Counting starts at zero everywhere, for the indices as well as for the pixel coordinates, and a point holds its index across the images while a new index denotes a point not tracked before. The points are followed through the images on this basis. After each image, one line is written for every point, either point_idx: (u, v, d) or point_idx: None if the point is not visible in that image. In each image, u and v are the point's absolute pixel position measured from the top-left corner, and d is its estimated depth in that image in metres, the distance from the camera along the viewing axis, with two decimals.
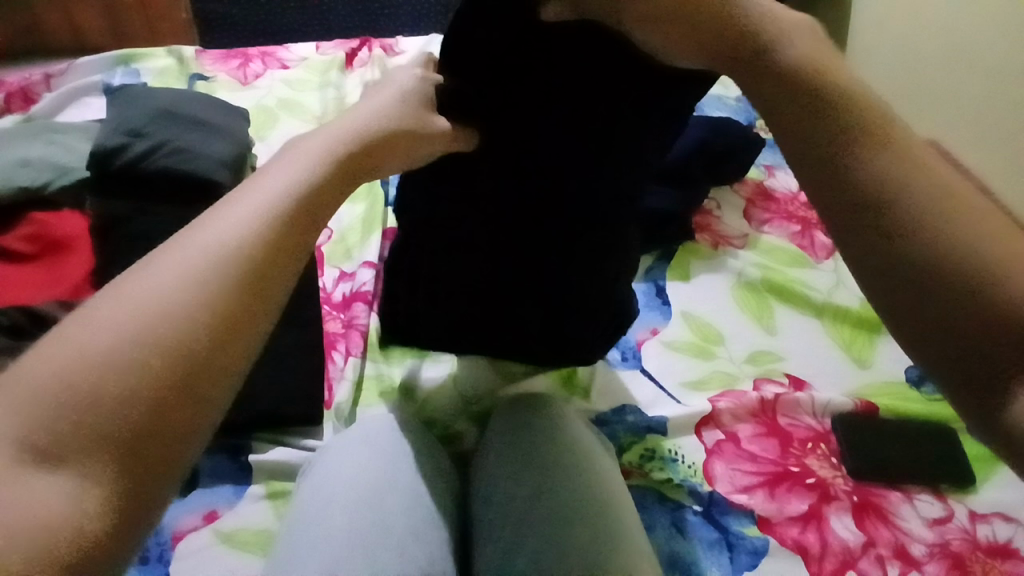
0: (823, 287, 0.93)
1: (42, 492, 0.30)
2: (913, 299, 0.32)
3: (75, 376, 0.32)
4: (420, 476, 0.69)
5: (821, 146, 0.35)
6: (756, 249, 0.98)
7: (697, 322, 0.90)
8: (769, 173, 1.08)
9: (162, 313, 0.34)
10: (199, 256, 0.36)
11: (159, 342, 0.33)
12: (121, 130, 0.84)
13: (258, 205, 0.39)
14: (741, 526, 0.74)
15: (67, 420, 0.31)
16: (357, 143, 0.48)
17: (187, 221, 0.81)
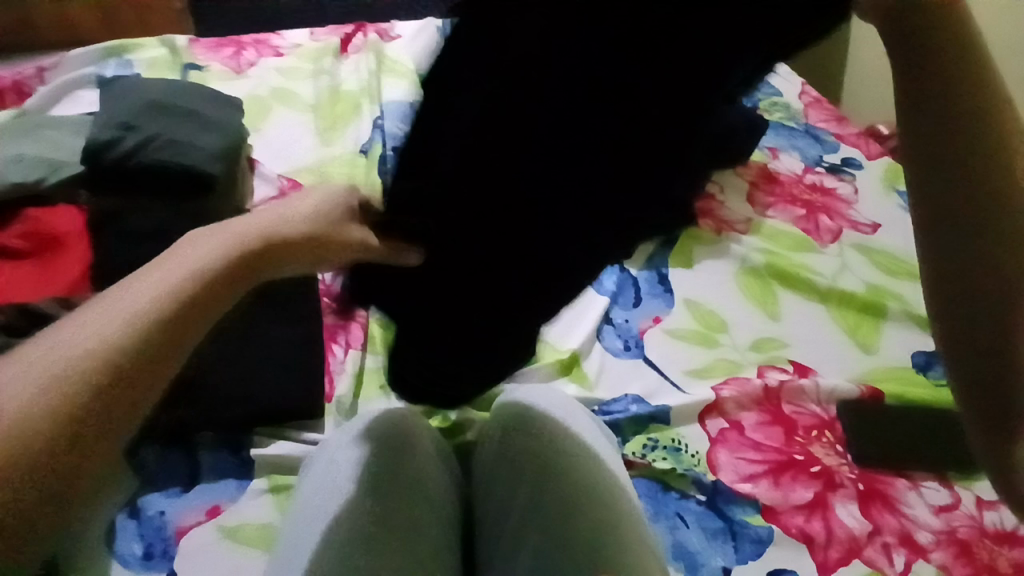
0: (828, 272, 0.92)
1: None
2: (977, 335, 0.44)
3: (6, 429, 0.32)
4: (426, 465, 0.69)
5: (992, 179, 0.41)
6: (761, 234, 0.96)
7: (701, 309, 0.89)
8: (773, 155, 1.06)
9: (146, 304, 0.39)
10: (128, 297, 0.39)
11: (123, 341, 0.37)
12: (114, 123, 0.83)
13: (157, 281, 0.41)
14: (746, 515, 0.73)
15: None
16: (255, 240, 0.46)
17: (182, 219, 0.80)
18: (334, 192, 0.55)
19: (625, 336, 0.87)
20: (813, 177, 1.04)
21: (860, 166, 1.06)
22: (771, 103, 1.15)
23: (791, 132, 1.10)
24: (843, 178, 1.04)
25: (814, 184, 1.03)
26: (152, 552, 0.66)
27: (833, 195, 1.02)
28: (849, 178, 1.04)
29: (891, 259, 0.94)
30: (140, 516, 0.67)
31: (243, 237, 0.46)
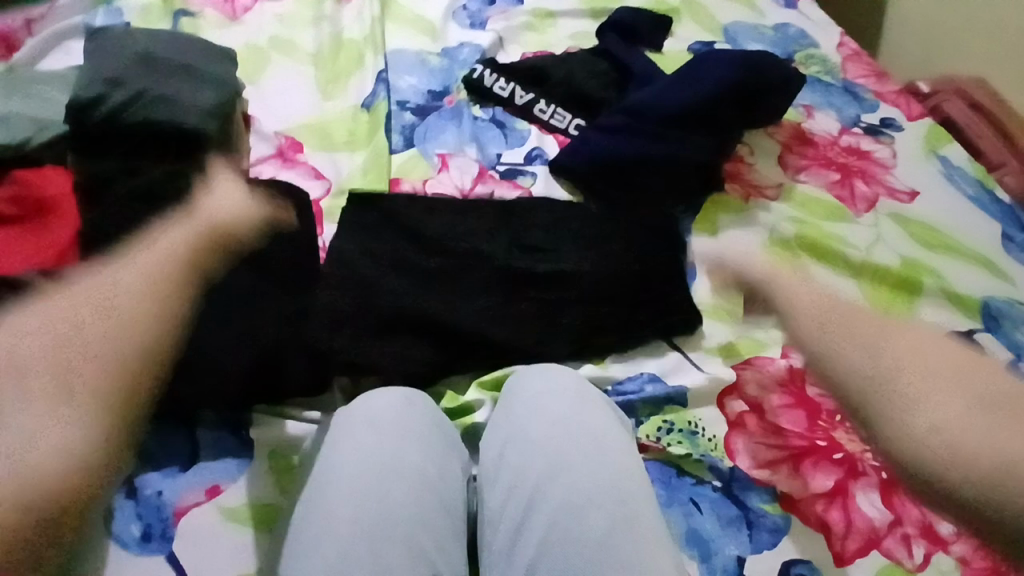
0: (860, 244, 0.87)
1: (51, 449, 0.51)
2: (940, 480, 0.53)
3: (83, 367, 0.55)
4: (429, 450, 0.65)
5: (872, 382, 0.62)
6: (790, 200, 0.92)
7: (725, 283, 0.84)
8: (807, 113, 1.02)
9: (144, 301, 0.59)
10: (127, 281, 0.61)
11: (142, 340, 0.58)
12: (99, 78, 0.78)
13: (147, 270, 0.62)
14: (762, 502, 0.70)
15: (74, 401, 0.53)
16: (208, 233, 0.64)
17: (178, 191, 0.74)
18: (220, 202, 0.67)
19: None
20: (849, 138, 0.99)
21: (899, 127, 1.01)
22: (807, 55, 1.10)
23: (827, 89, 1.06)
24: (881, 140, 0.99)
25: (850, 146, 0.98)
26: (150, 533, 0.64)
27: (869, 158, 0.97)
28: (888, 141, 0.99)
29: (926, 231, 0.89)
30: (138, 498, 0.66)
31: (197, 231, 0.64)
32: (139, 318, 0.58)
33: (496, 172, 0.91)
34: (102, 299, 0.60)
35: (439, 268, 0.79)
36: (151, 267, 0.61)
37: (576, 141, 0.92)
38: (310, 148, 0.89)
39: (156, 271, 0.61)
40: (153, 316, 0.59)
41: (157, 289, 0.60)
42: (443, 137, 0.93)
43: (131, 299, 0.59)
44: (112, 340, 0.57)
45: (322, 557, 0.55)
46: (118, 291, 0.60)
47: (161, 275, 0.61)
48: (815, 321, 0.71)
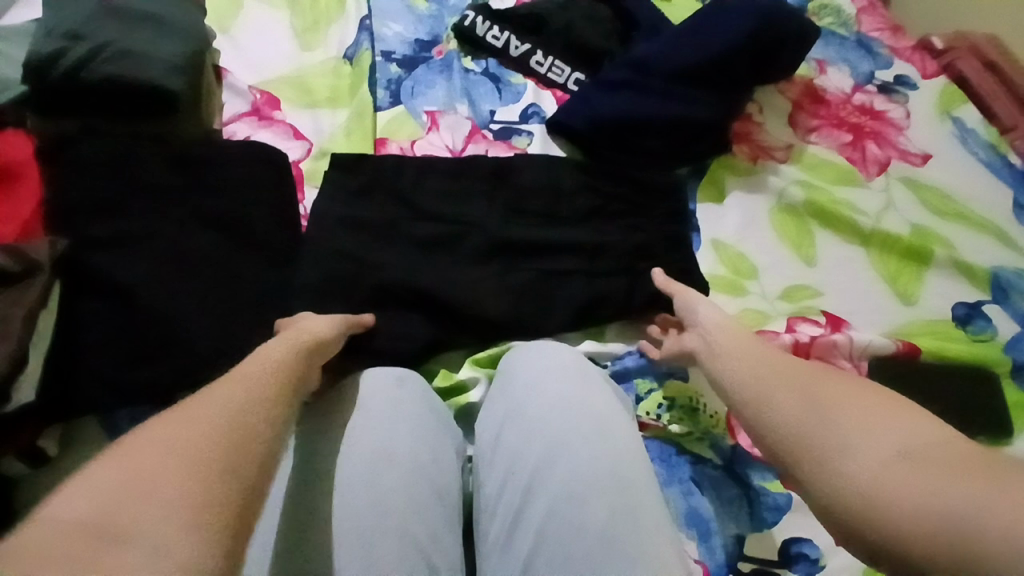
0: (870, 211, 0.85)
1: (178, 531, 0.33)
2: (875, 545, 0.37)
3: (242, 420, 0.40)
4: (423, 436, 0.62)
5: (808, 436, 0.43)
6: (800, 163, 0.88)
7: (730, 252, 0.81)
8: (820, 69, 0.97)
9: (252, 391, 0.43)
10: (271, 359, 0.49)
11: (259, 410, 0.42)
12: (57, 31, 0.70)
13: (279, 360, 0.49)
14: (764, 480, 0.69)
15: (214, 478, 0.36)
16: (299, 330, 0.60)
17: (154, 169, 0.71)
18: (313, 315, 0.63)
19: None
20: (862, 96, 0.95)
21: (914, 86, 0.96)
22: (820, 5, 1.05)
23: (841, 43, 1.00)
24: (895, 99, 0.94)
25: (863, 105, 0.94)
26: None
27: (882, 118, 0.93)
28: (901, 100, 0.95)
29: (936, 197, 0.86)
30: None
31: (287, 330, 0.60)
32: (262, 385, 0.44)
33: (489, 131, 0.85)
34: (248, 379, 0.44)
35: (431, 238, 0.75)
36: (273, 364, 0.48)
37: (575, 97, 0.87)
38: (289, 105, 0.82)
39: (266, 378, 0.46)
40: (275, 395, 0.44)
41: (279, 376, 0.46)
42: (432, 93, 0.87)
43: (266, 385, 0.45)
44: (231, 400, 0.41)
45: (306, 555, 0.52)
46: (231, 386, 0.43)
47: (280, 375, 0.47)
48: (711, 328, 0.61)
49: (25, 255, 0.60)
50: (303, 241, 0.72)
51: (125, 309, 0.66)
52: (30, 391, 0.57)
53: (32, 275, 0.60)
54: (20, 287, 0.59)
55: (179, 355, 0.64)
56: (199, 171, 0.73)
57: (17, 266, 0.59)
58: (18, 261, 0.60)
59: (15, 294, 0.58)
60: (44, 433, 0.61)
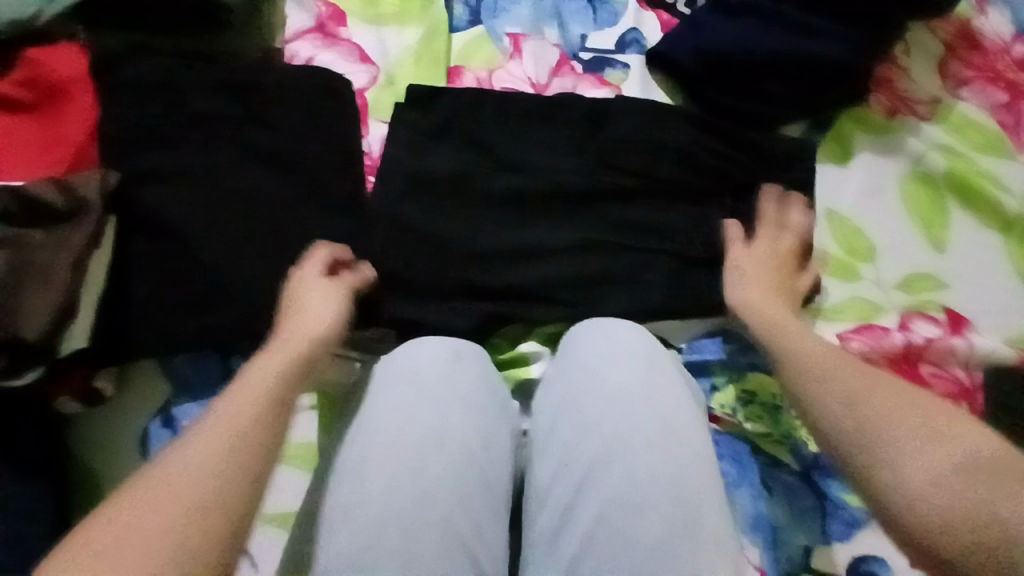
0: (1019, 188, 0.72)
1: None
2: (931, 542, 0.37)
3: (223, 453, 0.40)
4: (477, 421, 0.58)
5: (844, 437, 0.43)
6: (944, 123, 0.74)
7: (843, 226, 0.71)
8: (983, 4, 0.80)
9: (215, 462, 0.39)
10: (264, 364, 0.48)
11: (220, 488, 0.38)
12: None
13: (274, 363, 0.48)
14: (843, 492, 0.63)
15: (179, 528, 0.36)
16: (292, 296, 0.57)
17: (210, 102, 0.65)
18: (316, 260, 0.60)
19: None
20: None
21: None
22: None
23: None
24: None
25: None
26: None
27: None
28: None
29: None
30: (175, 428, 0.61)
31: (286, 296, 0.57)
32: (223, 445, 0.40)
33: (578, 62, 0.75)
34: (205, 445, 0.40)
35: (506, 192, 0.67)
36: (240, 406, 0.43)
37: (682, 27, 0.74)
38: (355, 20, 0.73)
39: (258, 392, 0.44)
40: (249, 458, 0.40)
41: (250, 421, 0.42)
42: (516, 11, 0.76)
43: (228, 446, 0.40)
44: (181, 485, 0.38)
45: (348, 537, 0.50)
46: (185, 458, 0.39)
47: (255, 411, 0.43)
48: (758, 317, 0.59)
49: (72, 190, 0.56)
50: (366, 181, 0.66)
51: (181, 250, 0.62)
52: (81, 337, 0.55)
53: (79, 213, 0.56)
54: (67, 227, 0.56)
55: (229, 307, 0.61)
56: (259, 97, 0.66)
57: (63, 204, 0.56)
58: (64, 197, 0.56)
59: (62, 237, 0.55)
60: (100, 375, 0.60)
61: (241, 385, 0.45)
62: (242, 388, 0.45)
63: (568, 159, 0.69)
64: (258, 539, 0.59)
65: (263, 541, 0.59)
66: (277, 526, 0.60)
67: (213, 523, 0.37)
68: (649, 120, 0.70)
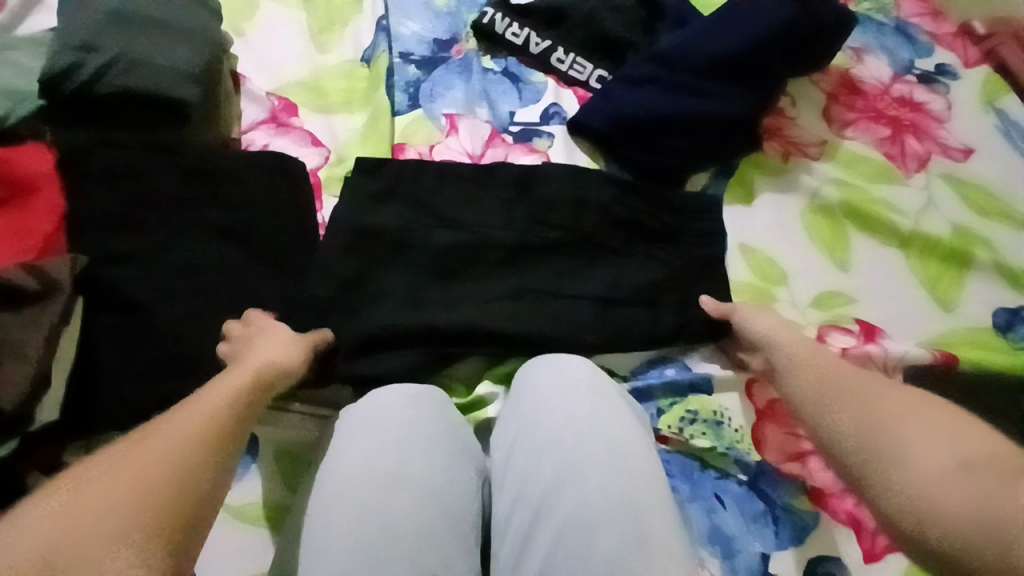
0: (910, 210, 0.81)
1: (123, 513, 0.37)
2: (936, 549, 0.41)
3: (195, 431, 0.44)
4: (435, 458, 0.60)
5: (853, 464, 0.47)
6: (835, 159, 0.84)
7: (758, 256, 0.78)
8: (857, 59, 0.92)
9: (165, 459, 0.41)
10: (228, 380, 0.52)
11: (174, 483, 0.40)
12: (71, 44, 0.71)
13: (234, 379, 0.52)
14: (789, 498, 0.67)
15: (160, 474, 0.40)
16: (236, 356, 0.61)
17: (171, 190, 0.72)
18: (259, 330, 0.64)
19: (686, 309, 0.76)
20: (901, 87, 0.90)
21: (954, 75, 0.92)
22: None
23: (879, 29, 0.95)
24: (936, 90, 0.90)
25: (903, 97, 0.89)
26: None
27: (919, 113, 0.88)
28: (943, 91, 0.90)
29: (979, 193, 0.82)
30: None
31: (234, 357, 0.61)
32: (164, 449, 0.41)
33: (509, 134, 0.83)
34: (147, 447, 0.41)
35: (449, 250, 0.74)
36: (186, 421, 0.45)
37: (597, 96, 0.83)
38: (304, 109, 0.82)
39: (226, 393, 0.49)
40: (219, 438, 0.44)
41: (201, 432, 0.44)
42: (450, 93, 0.85)
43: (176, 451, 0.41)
44: (124, 480, 0.38)
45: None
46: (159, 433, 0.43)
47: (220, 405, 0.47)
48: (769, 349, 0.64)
49: (43, 273, 0.61)
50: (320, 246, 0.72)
51: (146, 325, 0.66)
52: (52, 411, 0.58)
53: (50, 294, 0.60)
54: (38, 307, 0.59)
55: (194, 373, 0.65)
56: (217, 181, 0.73)
57: (35, 284, 0.60)
58: (36, 280, 0.60)
59: (34, 316, 0.59)
60: (68, 449, 0.63)
61: (205, 391, 0.50)
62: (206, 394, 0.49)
63: (504, 216, 0.76)
64: None
65: None
66: None
67: (162, 515, 0.38)
68: (575, 177, 0.78)
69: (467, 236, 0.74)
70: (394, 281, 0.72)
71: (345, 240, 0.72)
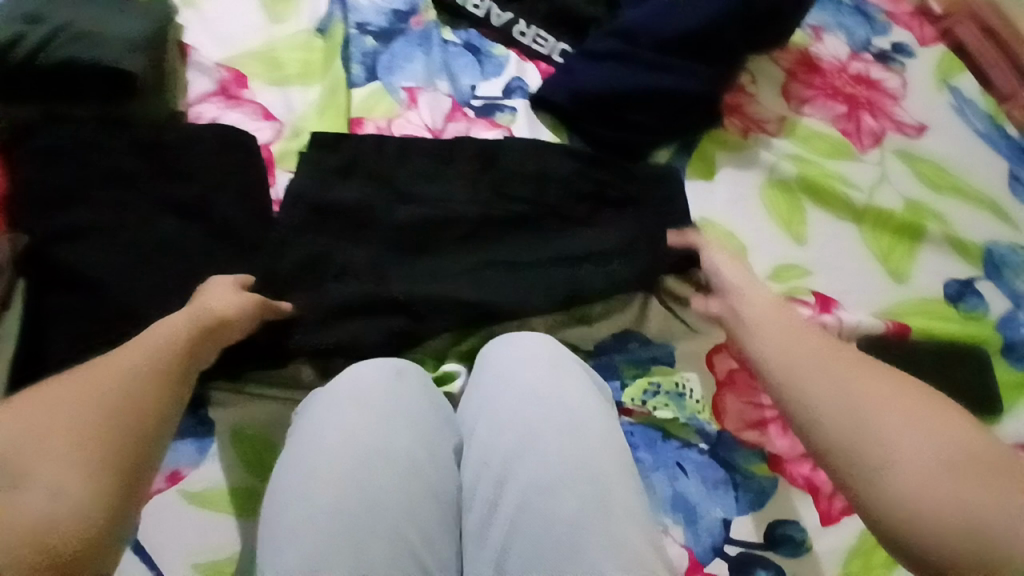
0: (864, 184, 0.83)
1: (70, 438, 0.38)
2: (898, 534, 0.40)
3: (142, 372, 0.45)
4: (398, 432, 0.60)
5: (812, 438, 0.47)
6: (792, 137, 0.85)
7: (719, 230, 0.79)
8: (815, 37, 0.93)
9: (116, 394, 0.42)
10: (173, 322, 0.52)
11: (124, 417, 0.41)
12: (16, 16, 0.70)
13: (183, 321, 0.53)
14: (749, 465, 0.68)
15: (111, 408, 0.41)
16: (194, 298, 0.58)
17: (118, 165, 0.69)
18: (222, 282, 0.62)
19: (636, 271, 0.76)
20: (858, 65, 0.92)
21: (910, 54, 0.94)
22: None
23: (837, 7, 0.97)
24: (891, 67, 0.92)
25: (859, 74, 0.91)
26: None
27: (878, 89, 0.90)
28: (899, 68, 0.92)
29: (931, 168, 0.85)
30: None
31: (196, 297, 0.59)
32: (105, 399, 0.41)
33: (470, 109, 0.82)
34: (84, 391, 0.41)
35: (411, 224, 0.72)
36: (125, 367, 0.45)
37: (560, 70, 0.83)
38: (256, 82, 0.79)
39: (172, 338, 0.50)
40: (167, 381, 0.46)
41: (150, 375, 0.45)
42: (409, 66, 0.83)
43: (116, 399, 0.42)
44: (65, 431, 0.38)
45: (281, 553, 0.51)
46: (107, 366, 0.44)
47: (168, 350, 0.49)
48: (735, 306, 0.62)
49: None
50: (278, 222, 0.70)
51: (92, 304, 0.63)
52: None
53: None
54: None
55: None
56: (169, 155, 0.70)
57: None
58: None
59: None
60: None
61: (149, 333, 0.50)
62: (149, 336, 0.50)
63: (467, 191, 0.75)
64: None
65: None
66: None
67: (106, 458, 0.39)
68: (537, 152, 0.78)
69: (428, 212, 0.73)
70: (354, 256, 0.70)
71: (303, 218, 0.71)
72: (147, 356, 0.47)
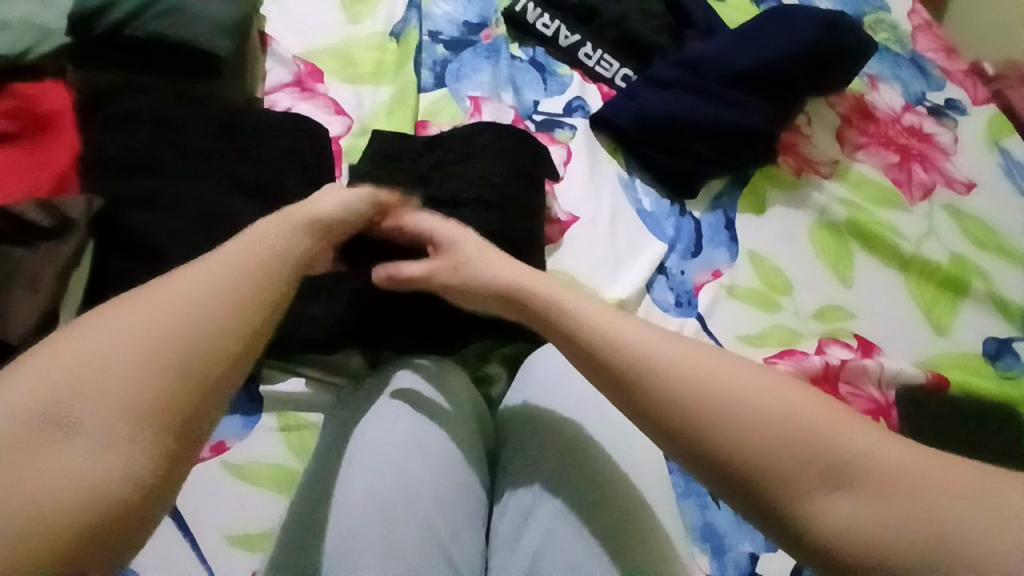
0: (912, 235, 0.83)
1: (120, 392, 0.37)
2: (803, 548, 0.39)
3: (212, 311, 0.41)
4: (444, 429, 0.60)
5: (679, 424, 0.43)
6: (845, 180, 0.86)
7: (766, 265, 0.79)
8: (872, 85, 0.95)
9: (178, 339, 0.39)
10: (267, 237, 0.48)
11: (182, 368, 0.39)
12: None
13: (274, 237, 0.48)
14: None
15: (173, 355, 0.39)
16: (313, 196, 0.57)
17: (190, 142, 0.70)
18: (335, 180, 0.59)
19: (678, 290, 0.76)
20: (912, 117, 0.93)
21: (964, 111, 0.95)
22: (877, 19, 1.04)
23: (895, 59, 0.99)
24: (945, 123, 0.93)
25: (913, 127, 0.92)
26: None
27: (929, 143, 0.91)
28: (951, 124, 0.93)
29: (976, 226, 0.85)
30: None
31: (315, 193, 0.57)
32: (160, 344, 0.39)
33: (532, 122, 0.83)
34: (150, 328, 0.39)
35: None
36: (197, 296, 0.41)
37: (623, 93, 0.85)
38: (331, 77, 0.82)
39: (257, 261, 0.45)
40: (240, 320, 0.42)
41: (226, 308, 0.42)
42: (477, 76, 0.85)
43: (181, 343, 0.39)
44: (114, 386, 0.37)
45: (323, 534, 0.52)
46: (179, 295, 0.41)
47: (243, 271, 0.44)
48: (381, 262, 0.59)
49: (59, 211, 0.60)
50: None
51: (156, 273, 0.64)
52: None
53: (65, 232, 0.59)
54: (54, 243, 0.58)
55: None
56: (238, 136, 0.72)
57: (49, 222, 0.59)
58: (50, 216, 0.59)
59: (46, 252, 0.58)
60: None
61: (237, 244, 0.46)
62: (236, 249, 0.45)
63: None
64: (224, 561, 0.59)
65: (227, 563, 0.59)
66: (244, 550, 0.59)
67: (155, 413, 0.37)
68: None
69: None
70: None
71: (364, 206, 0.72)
72: (223, 284, 0.43)
